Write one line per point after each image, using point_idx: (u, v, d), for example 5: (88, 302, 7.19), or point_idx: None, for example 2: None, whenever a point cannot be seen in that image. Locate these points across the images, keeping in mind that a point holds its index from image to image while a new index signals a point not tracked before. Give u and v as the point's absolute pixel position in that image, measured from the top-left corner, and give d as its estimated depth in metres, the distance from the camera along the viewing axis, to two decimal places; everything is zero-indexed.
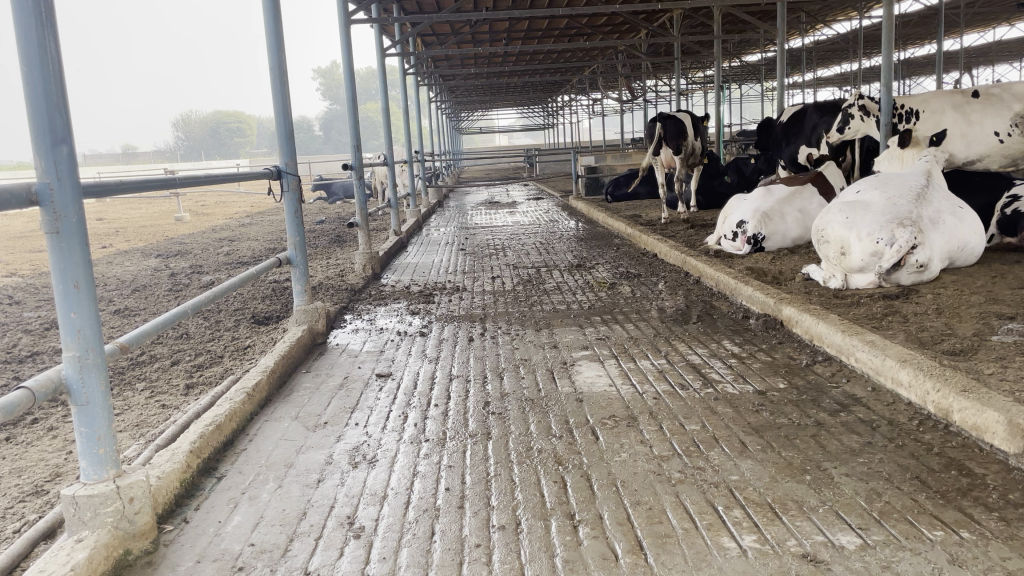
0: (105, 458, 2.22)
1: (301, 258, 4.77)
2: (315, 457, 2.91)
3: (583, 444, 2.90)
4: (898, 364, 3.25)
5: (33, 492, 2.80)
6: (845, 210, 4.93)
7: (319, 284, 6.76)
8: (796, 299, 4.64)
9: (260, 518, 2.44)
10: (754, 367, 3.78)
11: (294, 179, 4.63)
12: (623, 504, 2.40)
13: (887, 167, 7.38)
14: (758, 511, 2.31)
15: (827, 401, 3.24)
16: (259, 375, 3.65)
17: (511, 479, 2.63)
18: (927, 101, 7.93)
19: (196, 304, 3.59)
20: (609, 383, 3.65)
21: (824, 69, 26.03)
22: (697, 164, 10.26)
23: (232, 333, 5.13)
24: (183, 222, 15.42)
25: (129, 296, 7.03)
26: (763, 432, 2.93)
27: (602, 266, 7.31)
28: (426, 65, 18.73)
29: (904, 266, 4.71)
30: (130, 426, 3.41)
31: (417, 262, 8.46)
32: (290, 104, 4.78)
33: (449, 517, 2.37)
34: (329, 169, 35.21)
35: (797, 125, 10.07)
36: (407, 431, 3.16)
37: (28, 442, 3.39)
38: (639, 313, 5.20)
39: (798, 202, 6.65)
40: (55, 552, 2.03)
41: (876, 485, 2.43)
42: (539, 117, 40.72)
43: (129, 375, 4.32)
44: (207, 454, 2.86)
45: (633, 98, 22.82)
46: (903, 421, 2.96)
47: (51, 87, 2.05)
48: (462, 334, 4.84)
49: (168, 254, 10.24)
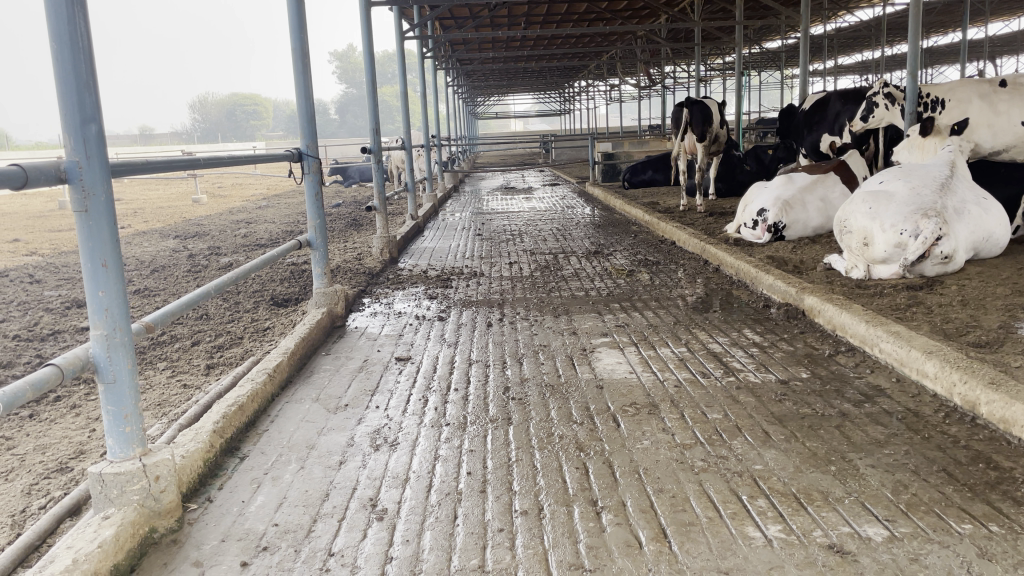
0: (131, 436, 2.22)
1: (320, 240, 4.76)
2: (337, 439, 2.92)
3: (604, 431, 2.89)
4: (924, 356, 3.22)
5: (58, 469, 2.83)
6: (869, 200, 4.87)
7: (337, 267, 6.77)
8: (817, 289, 4.60)
9: (283, 498, 2.45)
10: (776, 357, 3.75)
11: (316, 161, 4.62)
12: (646, 492, 2.39)
13: (908, 156, 7.27)
14: (783, 501, 2.29)
15: (851, 391, 3.21)
16: (280, 357, 3.66)
17: (533, 465, 2.62)
18: (953, 90, 7.83)
19: (219, 285, 3.59)
20: (630, 370, 3.64)
21: (845, 56, 25.77)
22: (717, 152, 10.18)
23: (252, 314, 5.15)
24: (200, 204, 15.53)
25: (149, 276, 7.09)
26: (787, 421, 2.90)
27: (620, 253, 7.28)
28: (444, 49, 18.66)
29: (929, 258, 4.66)
30: (152, 406, 3.44)
31: (435, 246, 8.46)
32: (312, 86, 4.76)
33: (471, 501, 2.37)
34: (344, 152, 35.28)
35: (820, 112, 9.96)
36: (428, 415, 3.15)
37: (51, 420, 3.42)
38: (658, 301, 5.18)
39: (819, 191, 6.58)
40: (82, 529, 2.04)
41: (902, 477, 2.41)
42: (556, 103, 40.51)
43: (150, 354, 4.35)
44: (230, 434, 2.87)
45: (652, 84, 22.65)
46: (928, 414, 2.93)
47: (80, 66, 2.05)
48: (480, 320, 4.83)
49: (186, 235, 10.31)
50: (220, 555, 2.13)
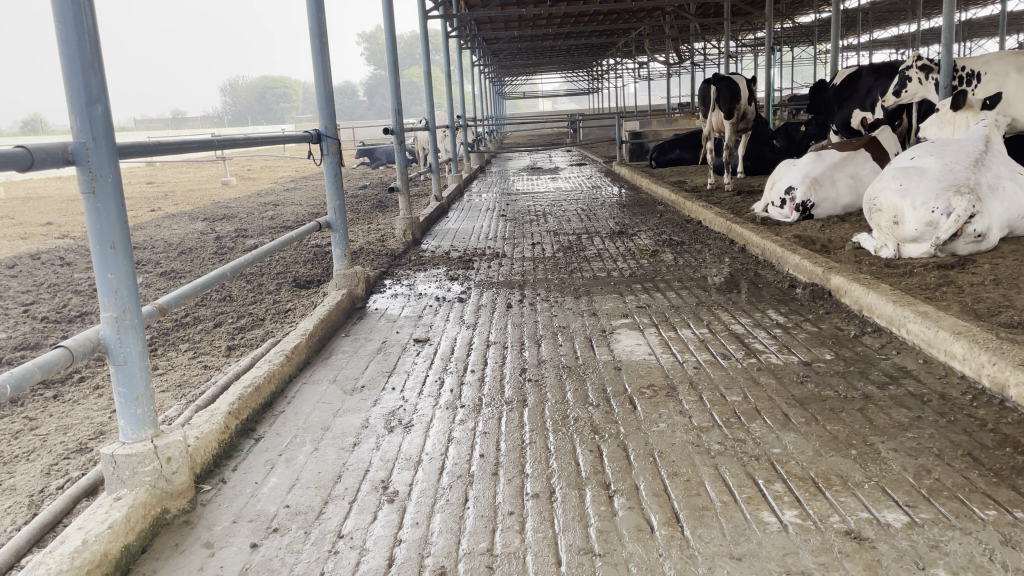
0: (143, 418, 2.23)
1: (340, 222, 4.75)
2: (352, 420, 2.92)
3: (620, 414, 2.85)
4: (952, 337, 3.13)
5: (77, 449, 2.86)
6: (900, 176, 4.74)
7: (360, 249, 6.77)
8: (845, 269, 4.49)
9: (296, 479, 2.45)
10: (799, 338, 3.67)
11: (335, 143, 4.60)
12: (659, 475, 2.35)
13: (937, 132, 7.05)
14: (800, 485, 2.24)
15: (875, 373, 3.14)
16: (298, 338, 3.67)
17: (546, 447, 2.59)
18: (990, 63, 7.60)
19: (236, 267, 3.59)
20: (649, 352, 3.59)
21: (880, 30, 25.16)
22: (746, 129, 10.02)
23: (274, 296, 5.17)
24: (229, 186, 15.66)
25: (175, 258, 7.16)
26: (808, 404, 2.84)
27: (645, 233, 7.19)
28: (470, 28, 18.54)
29: (961, 236, 4.54)
30: (172, 387, 3.47)
31: (459, 228, 8.44)
32: (330, 66, 4.74)
33: (483, 484, 2.35)
34: (373, 134, 35.35)
35: (851, 88, 9.75)
36: (443, 397, 3.14)
37: (74, 400, 3.47)
38: (682, 281, 5.11)
39: (850, 168, 6.42)
40: (94, 509, 2.06)
41: (925, 461, 2.34)
42: (584, 82, 40.10)
43: (172, 336, 4.39)
44: (245, 415, 2.87)
45: (681, 61, 22.30)
46: (955, 396, 2.84)
47: (85, 46, 2.03)
48: (500, 301, 4.80)
49: (214, 217, 10.41)
50: (231, 536, 2.14)
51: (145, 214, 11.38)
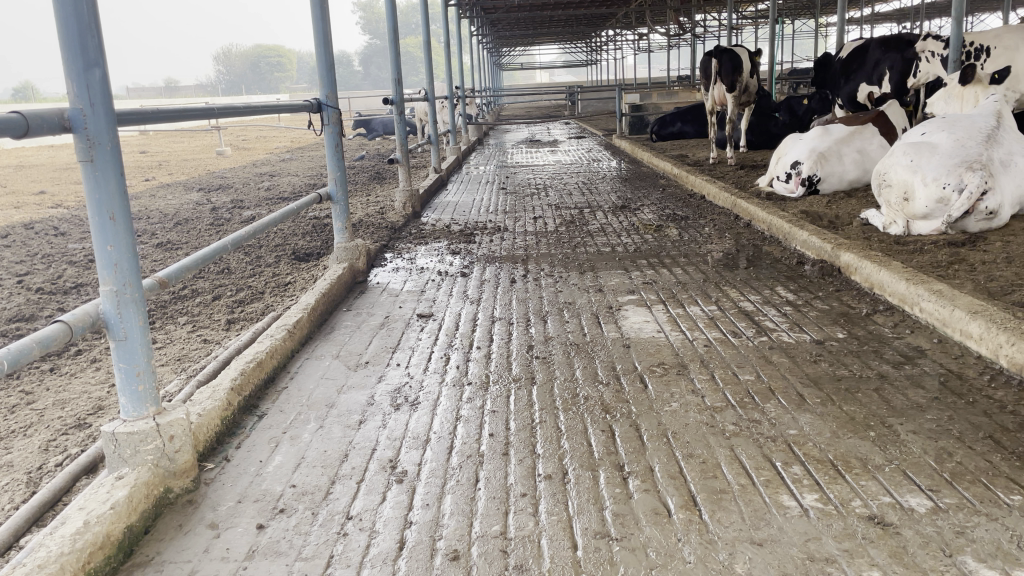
0: (144, 395, 2.16)
1: (341, 194, 4.66)
2: (357, 397, 2.85)
3: (631, 393, 2.79)
4: (969, 316, 3.07)
5: (76, 425, 2.80)
6: (910, 152, 4.66)
7: (359, 221, 6.68)
8: (854, 245, 4.42)
9: (301, 458, 2.39)
10: (810, 316, 3.62)
11: (336, 112, 4.49)
12: (674, 457, 2.29)
13: (944, 107, 6.93)
14: (819, 468, 2.19)
15: (890, 352, 3.08)
16: (300, 313, 3.60)
17: (557, 427, 2.53)
18: (1000, 37, 7.47)
19: (236, 239, 3.50)
20: (657, 329, 3.52)
21: (882, 4, 25.00)
22: (749, 102, 9.86)
23: (273, 269, 5.08)
24: (224, 156, 15.52)
25: (171, 229, 7.06)
26: (822, 384, 2.79)
27: (648, 207, 7.11)
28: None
29: (973, 213, 4.47)
30: (171, 361, 3.41)
31: (459, 200, 8.34)
32: (330, 33, 4.61)
33: (493, 465, 2.30)
34: (369, 104, 35.03)
35: (858, 61, 9.59)
36: (450, 373, 3.08)
37: (71, 373, 3.40)
38: (687, 257, 5.04)
39: (857, 143, 6.33)
40: (95, 489, 1.99)
41: (947, 444, 2.29)
42: (583, 53, 39.63)
43: (171, 308, 4.32)
44: (248, 391, 2.82)
45: (681, 33, 21.98)
46: (972, 376, 2.80)
47: (82, 7, 1.94)
48: (504, 276, 4.72)
49: (209, 188, 10.27)
50: (236, 517, 2.08)
51: (140, 184, 11.25)
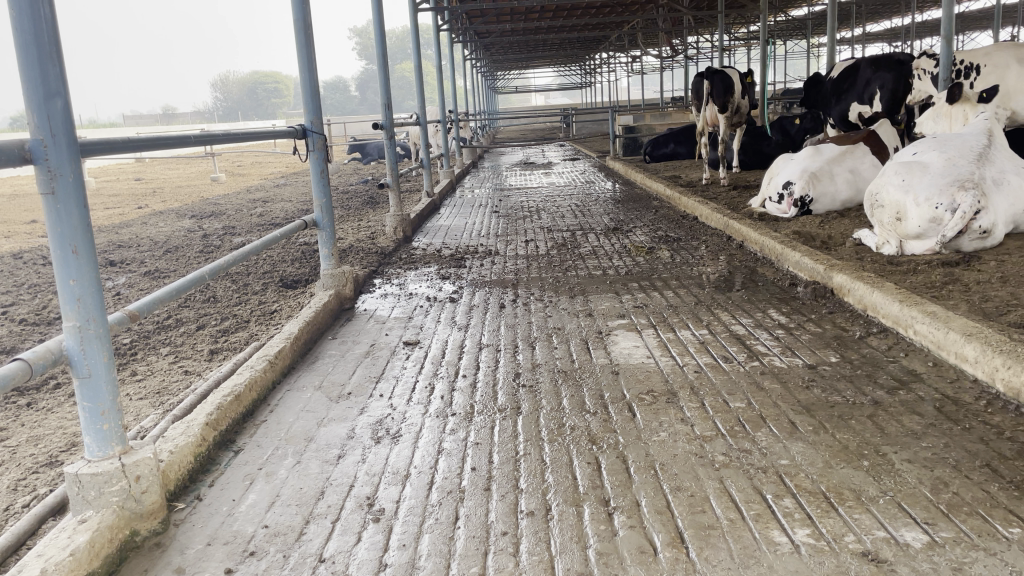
0: (110, 434, 2.08)
1: (327, 221, 4.60)
2: (337, 431, 2.77)
3: (618, 422, 2.72)
4: (964, 338, 3.00)
5: (47, 463, 2.72)
6: (901, 171, 4.62)
7: (350, 247, 6.62)
8: (847, 266, 4.37)
9: (276, 496, 2.31)
10: (802, 339, 3.55)
11: (321, 138, 4.45)
12: (662, 490, 2.22)
13: (934, 126, 6.95)
14: (812, 501, 2.11)
15: (883, 376, 3.01)
16: (282, 343, 3.52)
17: (542, 460, 2.45)
18: (989, 55, 7.44)
19: (216, 268, 3.43)
20: (647, 355, 3.45)
21: (872, 23, 25.29)
22: (740, 122, 9.86)
23: (260, 297, 5.01)
24: (219, 182, 15.50)
25: (160, 257, 6.98)
26: (815, 411, 2.71)
27: (640, 229, 7.06)
28: (462, 21, 18.30)
29: (966, 233, 4.41)
30: (150, 394, 3.32)
31: (451, 224, 8.30)
32: (315, 58, 4.58)
33: (475, 501, 2.22)
34: (364, 128, 35.16)
35: (849, 80, 9.53)
36: (434, 404, 3.00)
37: (48, 408, 3.32)
38: (679, 279, 4.98)
39: (848, 163, 6.30)
40: (57, 534, 1.91)
41: (943, 474, 2.21)
42: (577, 76, 39.86)
43: (154, 339, 4.24)
44: (225, 426, 2.73)
45: (673, 55, 22.05)
46: (969, 401, 2.72)
47: (43, 34, 1.88)
48: (493, 301, 4.66)
49: (202, 215, 10.21)
50: (205, 560, 2.00)
51: (133, 211, 11.21)
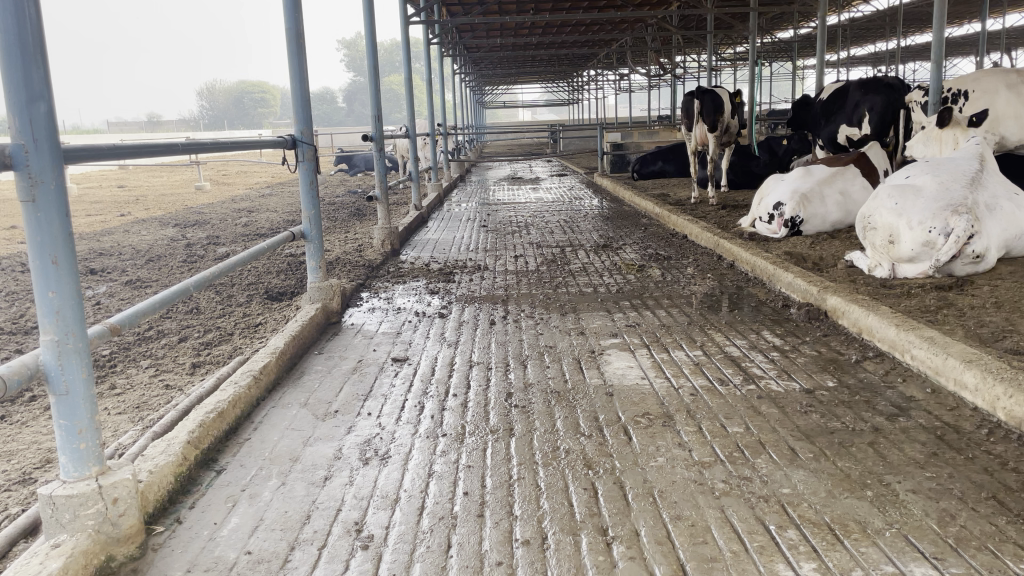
0: (86, 453, 1.98)
1: (315, 232, 4.52)
2: (323, 451, 2.68)
3: (614, 446, 2.64)
4: (963, 365, 2.96)
5: (20, 480, 2.60)
6: (895, 195, 4.60)
7: (336, 259, 6.53)
8: (841, 288, 4.33)
9: (259, 520, 2.21)
10: (798, 362, 3.49)
11: (311, 149, 4.37)
12: (662, 519, 2.14)
13: (923, 149, 6.97)
14: (816, 532, 2.05)
15: (882, 403, 2.96)
16: (267, 358, 3.42)
17: (536, 485, 2.38)
18: (978, 81, 7.47)
19: (201, 280, 3.33)
20: (641, 376, 3.38)
21: (858, 47, 25.56)
22: (729, 142, 9.87)
23: (244, 309, 4.91)
24: (204, 191, 15.35)
25: (142, 266, 6.85)
26: (815, 437, 2.65)
27: (630, 247, 7.01)
28: (453, 35, 18.32)
29: (960, 257, 4.39)
30: (130, 409, 3.21)
31: (439, 238, 8.23)
32: (307, 68, 4.50)
33: (467, 528, 2.13)
34: (351, 141, 35.11)
35: (839, 102, 9.59)
36: (424, 424, 2.91)
37: (23, 421, 3.20)
38: (670, 298, 4.93)
39: (839, 184, 6.28)
40: (27, 559, 1.81)
41: (949, 506, 2.16)
42: (564, 93, 39.99)
43: (134, 351, 4.12)
44: (206, 444, 2.63)
45: (662, 73, 22.16)
46: (970, 430, 2.67)
47: (26, 35, 1.80)
48: (483, 317, 4.58)
49: (186, 224, 10.07)
50: None
51: (116, 219, 11.04)
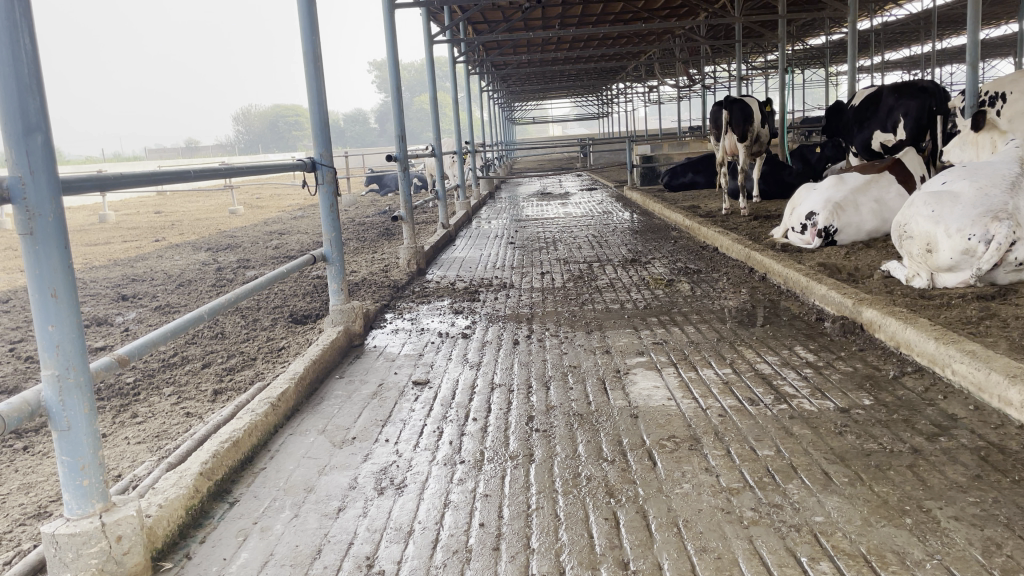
0: (89, 490, 1.94)
1: (336, 255, 4.49)
2: (339, 480, 2.61)
3: (638, 472, 2.54)
4: (1007, 382, 2.80)
5: (35, 514, 2.57)
6: (932, 202, 4.44)
7: (362, 281, 6.50)
8: (877, 300, 4.17)
9: (270, 555, 2.15)
10: (833, 379, 3.35)
11: (330, 171, 4.36)
12: (686, 551, 2.04)
13: (960, 154, 6.76)
14: (851, 564, 1.93)
15: (922, 422, 2.81)
16: (286, 384, 3.38)
17: (555, 515, 2.28)
18: (1016, 82, 7.25)
19: (219, 305, 3.30)
20: (668, 397, 3.27)
21: (892, 51, 25.13)
22: (760, 152, 9.68)
23: (268, 333, 4.88)
24: (237, 215, 15.53)
25: (172, 292, 6.89)
26: (851, 460, 2.52)
27: (658, 261, 6.88)
28: (480, 52, 18.34)
29: (1002, 265, 4.22)
30: (148, 438, 3.19)
31: (466, 256, 8.17)
32: (325, 89, 4.48)
33: (481, 563, 2.05)
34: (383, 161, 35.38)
35: (872, 108, 9.40)
36: (442, 450, 2.84)
37: (44, 453, 3.19)
38: (699, 313, 4.80)
39: (874, 192, 6.09)
40: None
41: (994, 534, 2.02)
42: (593, 107, 40.00)
43: (158, 378, 4.11)
44: (220, 475, 2.59)
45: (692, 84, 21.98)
46: (1015, 450, 2.52)
47: (23, 66, 1.78)
48: (507, 337, 4.51)
49: (217, 248, 10.15)
50: None
51: (150, 244, 11.17)
